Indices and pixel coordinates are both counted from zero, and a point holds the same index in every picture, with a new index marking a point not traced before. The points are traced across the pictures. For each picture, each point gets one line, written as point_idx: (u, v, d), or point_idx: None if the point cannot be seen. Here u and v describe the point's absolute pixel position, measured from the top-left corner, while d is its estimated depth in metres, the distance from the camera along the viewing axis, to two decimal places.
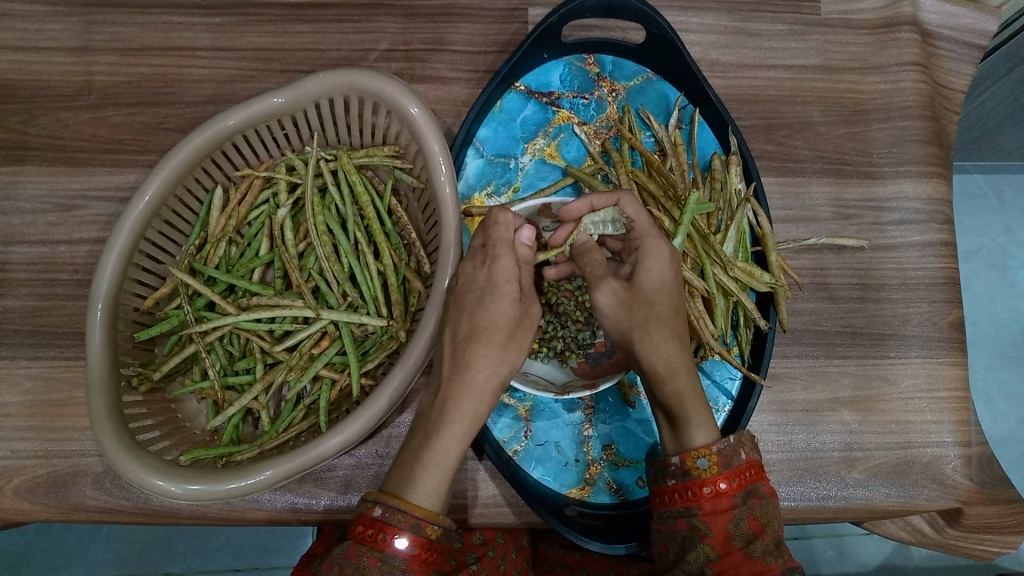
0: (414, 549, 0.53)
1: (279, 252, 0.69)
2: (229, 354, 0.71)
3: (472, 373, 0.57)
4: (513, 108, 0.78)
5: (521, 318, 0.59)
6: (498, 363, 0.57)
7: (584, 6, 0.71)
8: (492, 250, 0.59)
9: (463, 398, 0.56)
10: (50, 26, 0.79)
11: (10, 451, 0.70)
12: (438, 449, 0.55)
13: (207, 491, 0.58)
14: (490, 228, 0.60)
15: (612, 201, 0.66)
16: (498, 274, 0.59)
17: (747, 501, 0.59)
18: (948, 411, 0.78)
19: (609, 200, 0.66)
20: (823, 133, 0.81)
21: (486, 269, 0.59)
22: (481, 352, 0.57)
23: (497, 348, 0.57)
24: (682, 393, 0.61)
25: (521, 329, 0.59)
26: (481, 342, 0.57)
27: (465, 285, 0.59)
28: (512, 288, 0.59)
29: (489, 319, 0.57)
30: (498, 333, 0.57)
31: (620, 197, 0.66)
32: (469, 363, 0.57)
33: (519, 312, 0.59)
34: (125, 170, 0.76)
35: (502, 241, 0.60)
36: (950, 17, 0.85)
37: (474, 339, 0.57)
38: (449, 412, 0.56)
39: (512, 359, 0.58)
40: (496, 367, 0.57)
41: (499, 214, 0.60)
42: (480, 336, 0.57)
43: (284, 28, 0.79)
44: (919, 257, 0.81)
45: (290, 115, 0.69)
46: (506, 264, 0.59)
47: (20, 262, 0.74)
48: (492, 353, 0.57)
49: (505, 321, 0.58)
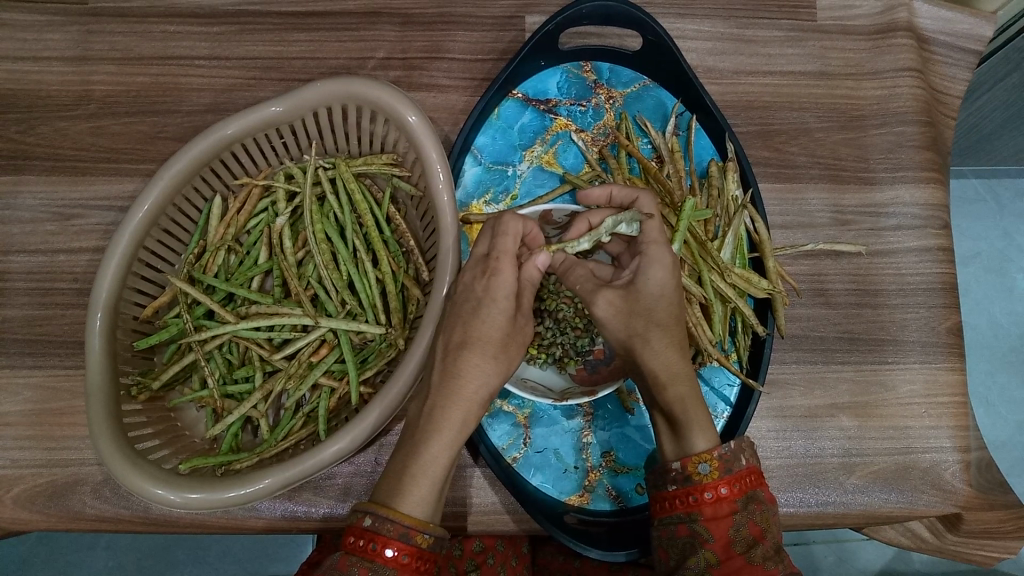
0: (404, 558, 0.53)
1: (278, 260, 0.70)
2: (228, 362, 0.71)
3: (462, 383, 0.57)
4: (511, 116, 0.79)
5: (513, 332, 0.59)
6: (488, 375, 0.58)
7: (581, 14, 0.72)
8: (494, 261, 0.59)
9: (452, 408, 0.57)
10: (50, 36, 0.79)
11: (10, 460, 0.70)
12: (427, 459, 0.55)
13: (207, 499, 0.58)
14: (495, 237, 0.60)
15: (631, 198, 0.66)
16: (497, 287, 0.58)
17: (748, 506, 0.59)
18: (947, 416, 0.78)
19: (630, 195, 0.66)
20: (820, 139, 0.82)
21: (485, 279, 0.59)
22: (471, 362, 0.57)
23: (488, 359, 0.58)
24: (684, 396, 0.62)
25: (513, 343, 0.60)
26: (472, 352, 0.57)
27: (465, 294, 0.59)
28: (509, 303, 0.58)
29: (484, 330, 0.58)
30: (490, 344, 0.58)
31: (640, 196, 0.65)
32: (459, 372, 0.57)
33: (512, 324, 0.59)
34: (124, 179, 0.77)
35: (506, 254, 0.59)
36: (945, 23, 0.86)
37: (467, 348, 0.57)
38: (438, 420, 0.56)
39: (501, 370, 0.59)
40: (485, 378, 0.58)
41: (506, 224, 0.60)
42: (473, 345, 0.57)
43: (282, 37, 0.79)
44: (916, 263, 0.81)
45: (289, 123, 0.70)
46: (505, 278, 0.58)
47: (19, 271, 0.75)
48: (484, 365, 0.57)
49: (498, 332, 0.58)
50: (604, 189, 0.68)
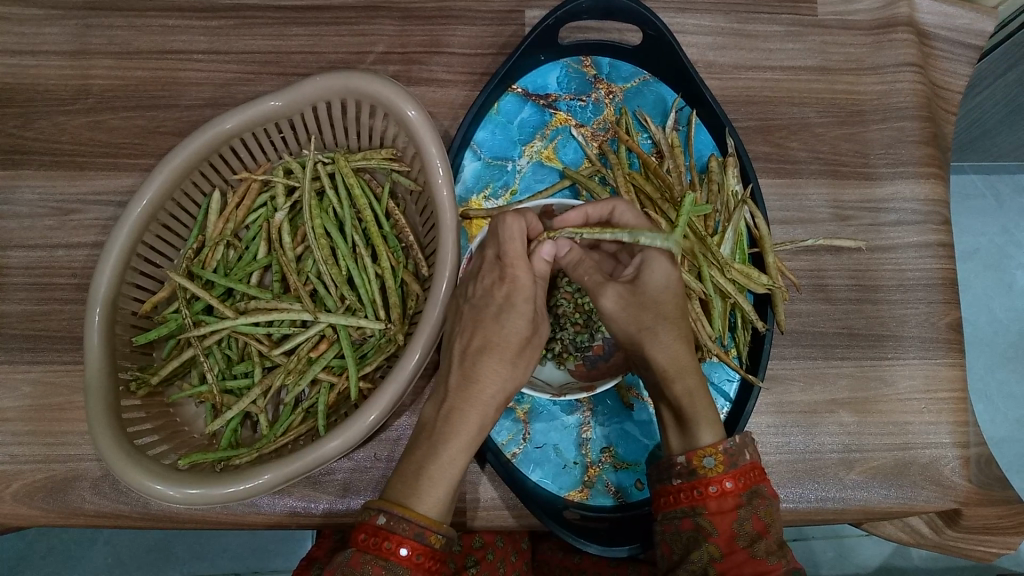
0: (418, 558, 0.54)
1: (277, 256, 0.70)
2: (227, 357, 0.71)
3: (481, 387, 0.59)
4: (510, 111, 0.78)
5: (532, 337, 0.61)
6: (507, 379, 0.59)
7: (581, 8, 0.71)
8: (509, 267, 0.59)
9: (470, 413, 0.58)
10: (47, 30, 0.79)
11: (9, 455, 0.70)
12: (445, 461, 0.57)
13: (204, 494, 0.58)
14: (503, 242, 0.58)
15: (608, 210, 0.64)
16: (517, 293, 0.59)
17: (752, 501, 0.59)
18: (946, 412, 0.78)
19: (605, 209, 0.63)
20: (820, 134, 0.82)
21: (504, 286, 0.59)
22: (490, 367, 0.59)
23: (508, 364, 0.59)
24: (691, 389, 0.62)
25: (531, 346, 0.61)
26: (491, 357, 0.59)
27: (483, 299, 0.60)
28: (527, 308, 0.60)
29: (503, 336, 0.59)
30: (509, 349, 0.59)
31: (615, 205, 0.63)
32: (478, 376, 0.59)
33: (532, 330, 0.60)
34: (122, 174, 0.76)
35: (518, 258, 0.58)
36: (946, 18, 0.85)
37: (486, 355, 0.59)
38: (457, 423, 0.58)
39: (519, 374, 0.60)
40: (503, 382, 0.59)
41: (509, 229, 0.58)
42: (492, 351, 0.59)
43: (281, 31, 0.79)
44: (916, 258, 0.81)
45: (287, 118, 0.69)
46: (525, 283, 0.59)
47: (17, 266, 0.74)
48: (502, 370, 0.59)
49: (518, 338, 0.59)
50: (579, 212, 0.64)
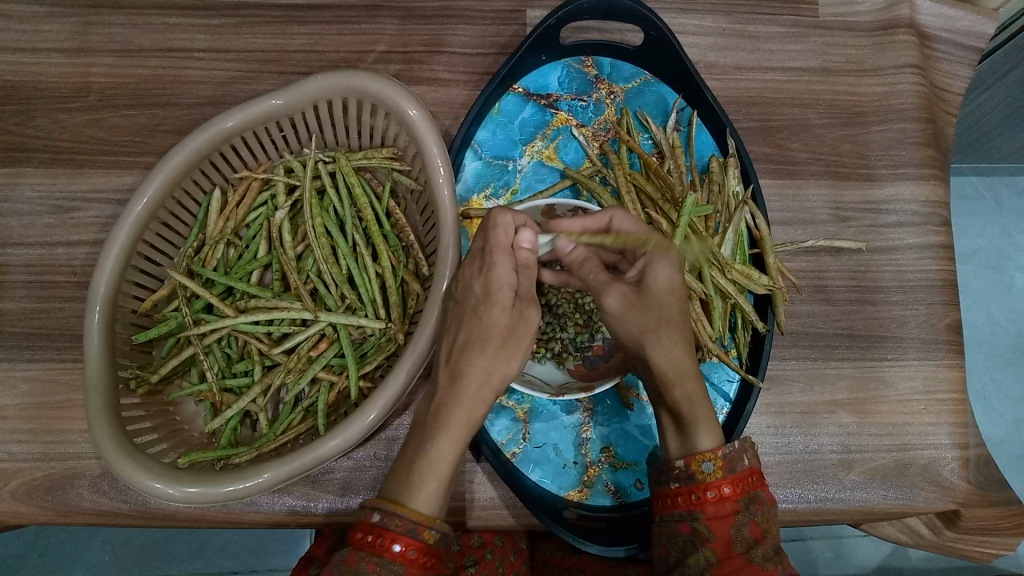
0: (412, 554, 0.53)
1: (277, 254, 0.69)
2: (227, 356, 0.71)
3: (465, 382, 0.58)
4: (512, 111, 0.78)
5: (514, 326, 0.59)
6: (491, 371, 0.58)
7: (583, 8, 0.71)
8: (489, 256, 0.59)
9: (456, 407, 0.57)
10: (48, 28, 0.78)
11: (7, 453, 0.70)
12: (433, 455, 0.56)
13: (204, 493, 0.58)
14: (488, 232, 0.59)
15: (605, 220, 0.65)
16: (494, 283, 0.58)
17: (750, 507, 0.59)
18: (946, 413, 0.78)
19: (602, 220, 0.65)
20: (821, 135, 0.82)
21: (484, 276, 0.59)
22: (474, 361, 0.58)
23: (490, 357, 0.58)
24: (691, 394, 0.62)
25: (515, 337, 0.59)
26: (474, 351, 0.58)
27: (464, 292, 0.60)
28: (505, 297, 0.58)
29: (483, 328, 0.58)
30: (490, 341, 0.58)
31: (612, 215, 0.65)
32: (463, 370, 0.58)
33: (514, 319, 0.59)
34: (123, 172, 0.76)
35: (499, 247, 0.59)
36: (947, 20, 0.85)
37: (469, 348, 0.58)
38: (444, 420, 0.57)
39: (505, 366, 0.59)
40: (488, 374, 0.58)
41: (495, 219, 0.59)
42: (474, 345, 0.58)
43: (282, 30, 0.79)
44: (916, 260, 0.81)
45: (288, 117, 0.69)
46: (502, 270, 0.58)
47: (17, 264, 0.74)
48: (486, 362, 0.58)
49: (497, 329, 0.58)
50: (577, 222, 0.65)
